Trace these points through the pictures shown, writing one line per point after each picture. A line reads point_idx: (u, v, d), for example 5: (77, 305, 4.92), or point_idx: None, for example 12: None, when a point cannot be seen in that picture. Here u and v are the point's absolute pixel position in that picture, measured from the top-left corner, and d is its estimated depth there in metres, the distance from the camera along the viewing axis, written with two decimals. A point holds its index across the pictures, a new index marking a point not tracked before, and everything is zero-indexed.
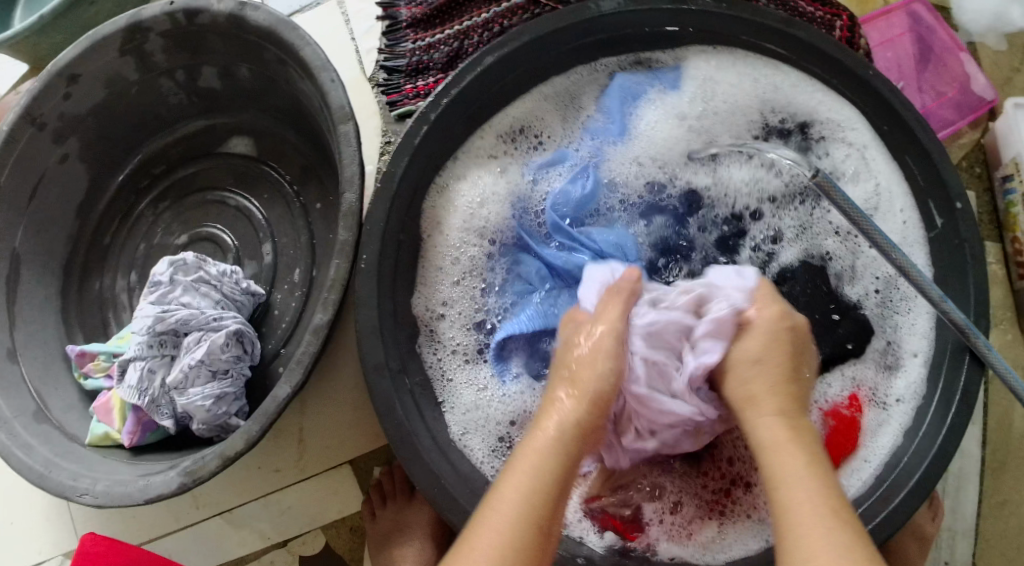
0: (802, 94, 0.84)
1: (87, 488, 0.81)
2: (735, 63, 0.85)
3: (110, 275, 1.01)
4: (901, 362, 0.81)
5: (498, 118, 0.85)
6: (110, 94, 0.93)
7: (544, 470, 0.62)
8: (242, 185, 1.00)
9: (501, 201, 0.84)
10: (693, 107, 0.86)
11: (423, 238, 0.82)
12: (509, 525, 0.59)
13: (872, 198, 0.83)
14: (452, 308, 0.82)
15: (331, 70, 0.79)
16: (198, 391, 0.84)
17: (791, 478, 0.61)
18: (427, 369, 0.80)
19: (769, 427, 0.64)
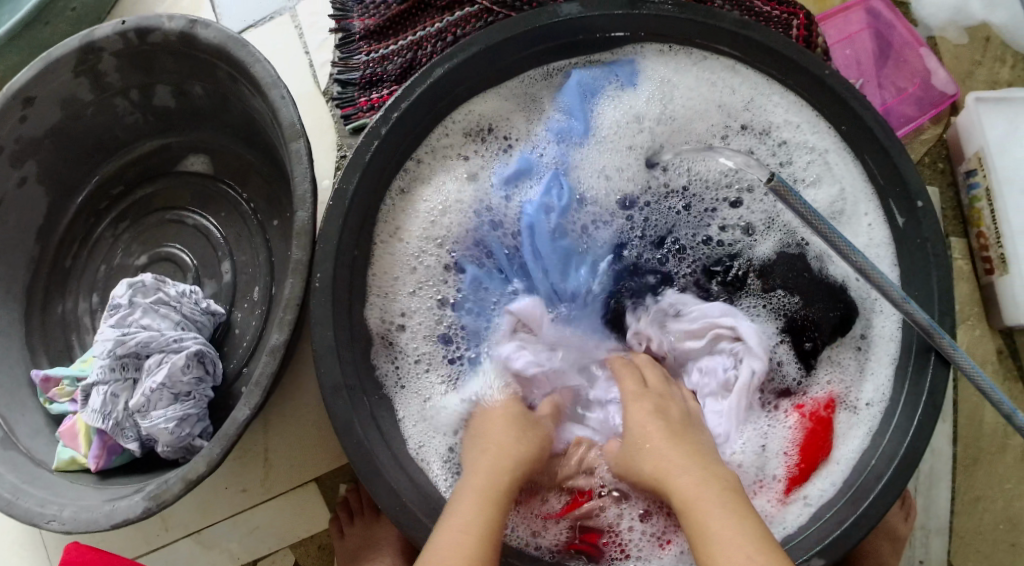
0: (762, 94, 0.84)
1: (54, 514, 0.80)
2: (694, 64, 0.85)
3: (72, 298, 1.00)
4: (871, 364, 0.80)
5: (459, 120, 0.84)
6: (66, 115, 0.92)
7: (492, 479, 0.70)
8: (201, 202, 1.00)
9: (461, 206, 0.83)
10: (653, 108, 0.85)
11: (378, 245, 0.81)
12: (469, 529, 0.66)
13: (837, 200, 0.83)
14: (413, 318, 0.81)
15: (281, 87, 0.78)
16: (161, 414, 0.83)
17: (712, 525, 0.63)
18: (382, 377, 0.79)
19: (684, 484, 0.67)
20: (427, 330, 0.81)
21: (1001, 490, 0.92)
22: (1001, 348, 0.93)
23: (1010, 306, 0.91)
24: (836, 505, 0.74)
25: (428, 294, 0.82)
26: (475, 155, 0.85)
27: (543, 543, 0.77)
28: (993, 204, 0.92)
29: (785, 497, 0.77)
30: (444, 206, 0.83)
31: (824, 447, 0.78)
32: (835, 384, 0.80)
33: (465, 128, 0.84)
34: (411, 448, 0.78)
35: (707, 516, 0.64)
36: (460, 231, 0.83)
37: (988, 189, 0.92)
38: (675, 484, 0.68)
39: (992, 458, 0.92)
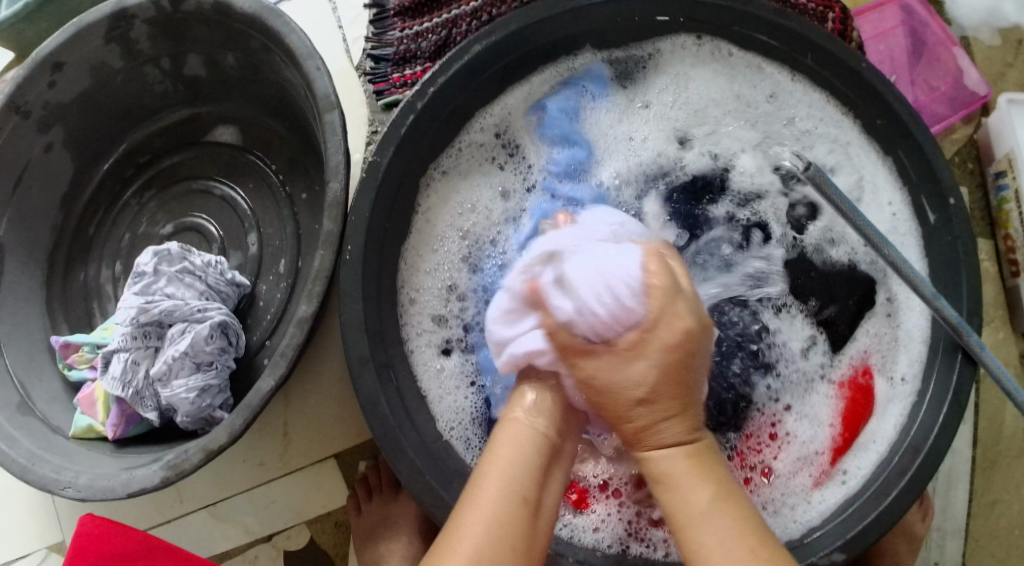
0: (785, 90, 0.85)
1: (70, 481, 0.80)
2: (713, 57, 0.85)
3: (95, 266, 1.00)
4: (905, 342, 0.80)
5: (480, 121, 0.84)
6: (95, 81, 0.92)
7: (516, 462, 0.62)
8: (228, 174, 0.99)
9: (490, 208, 0.84)
10: (662, 98, 0.86)
11: (414, 233, 0.82)
12: (496, 505, 0.59)
13: (858, 189, 0.83)
14: (421, 302, 0.81)
15: (316, 59, 0.78)
16: (182, 383, 0.83)
17: (699, 521, 0.57)
18: (415, 362, 0.79)
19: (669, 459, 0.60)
20: (441, 328, 0.81)
21: (1018, 493, 0.92)
22: None
23: None
24: (877, 480, 0.75)
25: (438, 285, 0.82)
26: (511, 164, 0.85)
27: (585, 533, 0.75)
28: (1022, 206, 0.92)
29: (829, 469, 0.78)
30: (464, 201, 0.83)
31: (863, 414, 0.79)
32: (870, 352, 0.81)
33: (481, 130, 0.84)
34: (444, 433, 0.77)
35: (694, 493, 0.59)
36: (483, 230, 0.83)
37: (1017, 191, 0.92)
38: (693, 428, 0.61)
39: (1011, 460, 0.92)
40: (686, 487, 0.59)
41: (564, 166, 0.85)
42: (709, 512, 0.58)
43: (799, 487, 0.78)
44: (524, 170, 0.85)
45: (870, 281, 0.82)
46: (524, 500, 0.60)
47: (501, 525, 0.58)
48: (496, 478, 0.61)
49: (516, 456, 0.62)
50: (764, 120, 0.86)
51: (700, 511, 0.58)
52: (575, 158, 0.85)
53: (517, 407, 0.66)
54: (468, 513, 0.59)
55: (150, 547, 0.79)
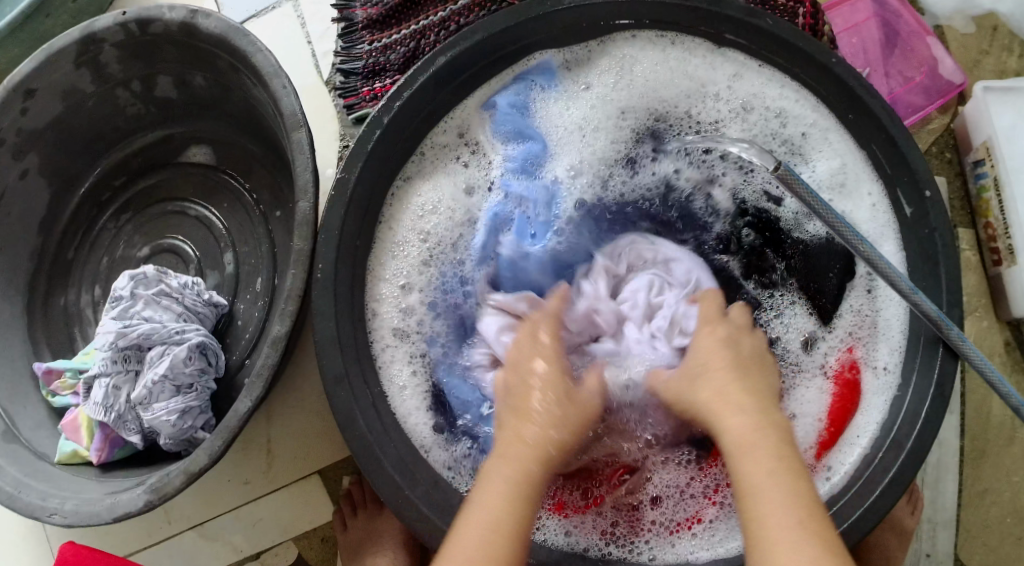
0: (751, 81, 0.84)
1: (56, 508, 0.80)
2: (675, 49, 0.84)
3: (75, 290, 1.00)
4: (885, 331, 0.80)
5: (442, 126, 0.83)
6: (67, 106, 0.92)
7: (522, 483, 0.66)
8: (203, 194, 0.99)
9: (453, 210, 0.83)
10: (606, 79, 0.85)
11: (378, 241, 0.81)
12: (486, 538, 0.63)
13: (838, 177, 0.83)
14: (385, 312, 0.80)
15: (282, 77, 0.78)
16: (163, 406, 0.83)
17: (765, 506, 0.61)
18: (386, 374, 0.78)
19: (738, 430, 0.65)
20: (404, 341, 0.80)
21: (1007, 482, 0.91)
22: (1009, 340, 0.93)
23: (1017, 296, 0.90)
24: (858, 478, 0.74)
25: (407, 294, 0.81)
26: (473, 165, 0.84)
27: (558, 539, 0.75)
28: (1001, 194, 0.91)
29: (815, 465, 0.77)
30: (427, 204, 0.82)
31: (850, 406, 0.79)
32: (852, 341, 0.80)
33: (445, 132, 0.83)
34: (419, 445, 0.76)
35: (766, 483, 0.62)
36: (448, 232, 0.82)
37: (996, 179, 0.91)
38: (728, 428, 0.66)
39: (1000, 450, 0.92)
40: (747, 469, 0.63)
41: (519, 161, 0.84)
42: (777, 470, 0.62)
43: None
44: (485, 168, 0.84)
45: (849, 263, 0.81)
46: (515, 529, 0.63)
47: (497, 534, 0.63)
48: (498, 478, 0.66)
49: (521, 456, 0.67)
50: (731, 109, 0.85)
51: (774, 516, 0.60)
52: (529, 152, 0.84)
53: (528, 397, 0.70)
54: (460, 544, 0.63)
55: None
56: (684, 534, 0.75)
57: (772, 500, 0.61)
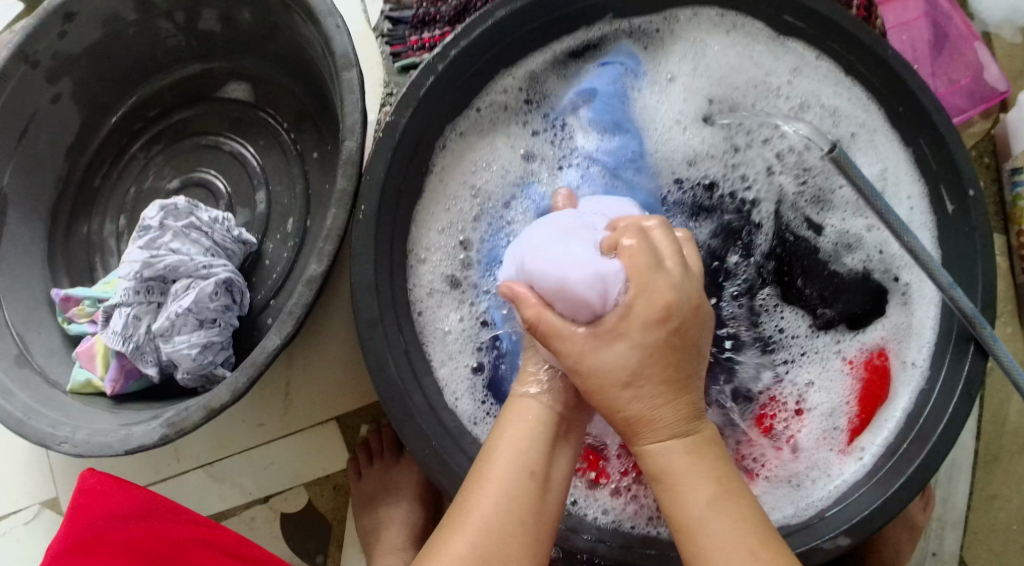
0: (808, 70, 0.84)
1: (67, 436, 0.79)
2: (735, 30, 0.85)
3: (99, 219, 0.98)
4: (918, 332, 0.80)
5: (504, 81, 0.83)
6: (107, 33, 0.90)
7: (526, 446, 0.63)
8: (238, 131, 0.98)
9: (507, 168, 0.83)
10: (684, 67, 0.85)
11: (428, 186, 0.80)
12: (500, 498, 0.60)
13: (879, 179, 0.83)
14: (432, 259, 0.80)
15: (336, 16, 0.77)
16: (184, 339, 0.82)
17: (705, 515, 0.60)
18: (420, 322, 0.78)
19: (688, 439, 0.62)
20: (454, 292, 0.80)
21: (1018, 489, 0.91)
22: None
23: None
24: (885, 463, 0.76)
25: (451, 244, 0.81)
26: (538, 124, 0.85)
27: (587, 509, 0.75)
28: None
29: (845, 447, 0.79)
30: (486, 159, 0.83)
31: (880, 395, 0.79)
32: (888, 338, 0.81)
33: (507, 89, 0.83)
34: (448, 399, 0.76)
35: (701, 490, 0.61)
36: (497, 186, 0.83)
37: None
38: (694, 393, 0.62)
39: (1014, 456, 0.92)
40: (696, 477, 0.61)
41: (599, 126, 0.84)
42: (714, 502, 0.60)
43: (821, 462, 0.78)
44: (566, 142, 0.85)
45: (882, 287, 0.82)
46: (526, 486, 0.61)
47: (496, 535, 0.58)
48: (500, 472, 0.61)
49: (523, 443, 0.62)
50: (787, 97, 0.85)
51: (710, 533, 0.59)
52: (623, 143, 0.84)
53: (525, 390, 0.66)
54: (478, 498, 0.60)
55: (147, 510, 0.77)
56: None
57: (728, 515, 0.60)
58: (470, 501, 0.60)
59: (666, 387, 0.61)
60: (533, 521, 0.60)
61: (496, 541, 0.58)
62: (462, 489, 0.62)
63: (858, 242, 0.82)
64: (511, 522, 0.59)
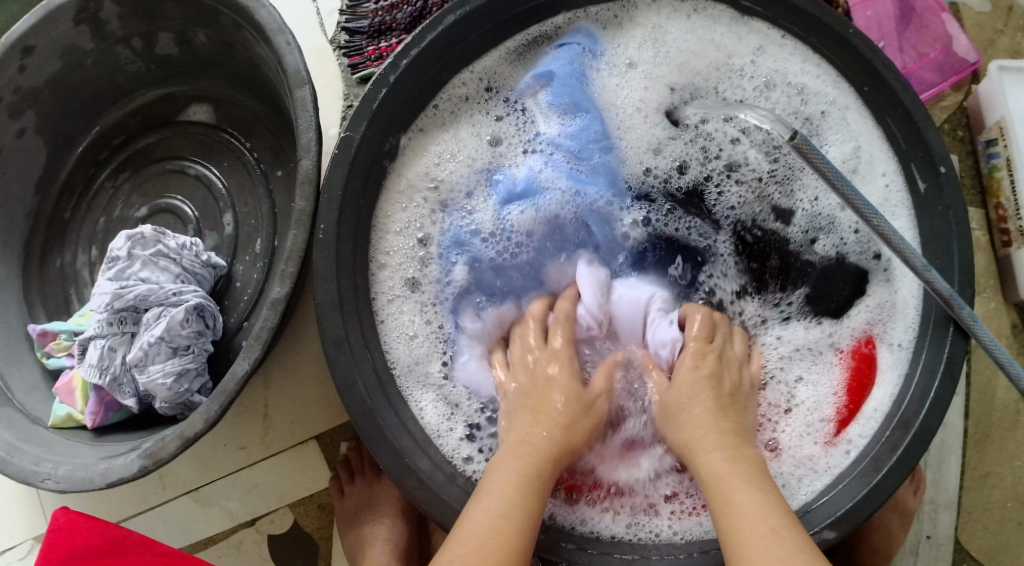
0: (774, 50, 0.83)
1: (49, 472, 0.79)
2: (696, 15, 0.84)
3: (71, 251, 0.98)
4: (897, 315, 0.79)
5: (463, 78, 0.82)
6: (66, 64, 0.90)
7: (512, 491, 0.65)
8: (203, 153, 0.98)
9: (472, 164, 0.82)
10: (645, 52, 0.84)
11: (385, 191, 0.79)
12: (477, 543, 0.62)
13: (850, 158, 0.82)
14: (393, 261, 0.79)
15: (287, 33, 0.77)
16: (159, 368, 0.82)
17: (738, 512, 0.63)
18: (383, 332, 0.77)
19: (710, 464, 0.68)
20: (414, 295, 0.79)
21: (1011, 466, 0.90)
22: (1016, 322, 0.92)
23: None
24: (872, 450, 0.74)
25: (409, 243, 0.80)
26: (501, 116, 0.84)
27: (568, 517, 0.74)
28: (1014, 173, 0.90)
29: (832, 439, 0.77)
30: (448, 152, 0.82)
31: (867, 382, 0.78)
32: (874, 321, 0.80)
33: (462, 85, 0.82)
34: (409, 404, 0.76)
35: (741, 500, 0.64)
36: (458, 183, 0.82)
37: (1009, 158, 0.90)
38: (702, 462, 0.68)
39: (1004, 433, 0.91)
40: (727, 490, 0.65)
41: (563, 114, 0.83)
42: (757, 500, 0.64)
43: (805, 457, 0.76)
44: (528, 127, 0.84)
45: (862, 267, 0.81)
46: (514, 534, 0.63)
47: None
48: (472, 522, 0.64)
49: (521, 481, 0.66)
50: (755, 78, 0.83)
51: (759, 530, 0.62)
52: (584, 123, 0.83)
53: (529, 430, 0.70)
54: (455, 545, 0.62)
55: (119, 543, 0.78)
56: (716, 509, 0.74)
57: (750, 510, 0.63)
58: (448, 551, 0.62)
59: (712, 406, 0.72)
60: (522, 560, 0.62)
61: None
62: (462, 520, 0.64)
63: (831, 224, 0.81)
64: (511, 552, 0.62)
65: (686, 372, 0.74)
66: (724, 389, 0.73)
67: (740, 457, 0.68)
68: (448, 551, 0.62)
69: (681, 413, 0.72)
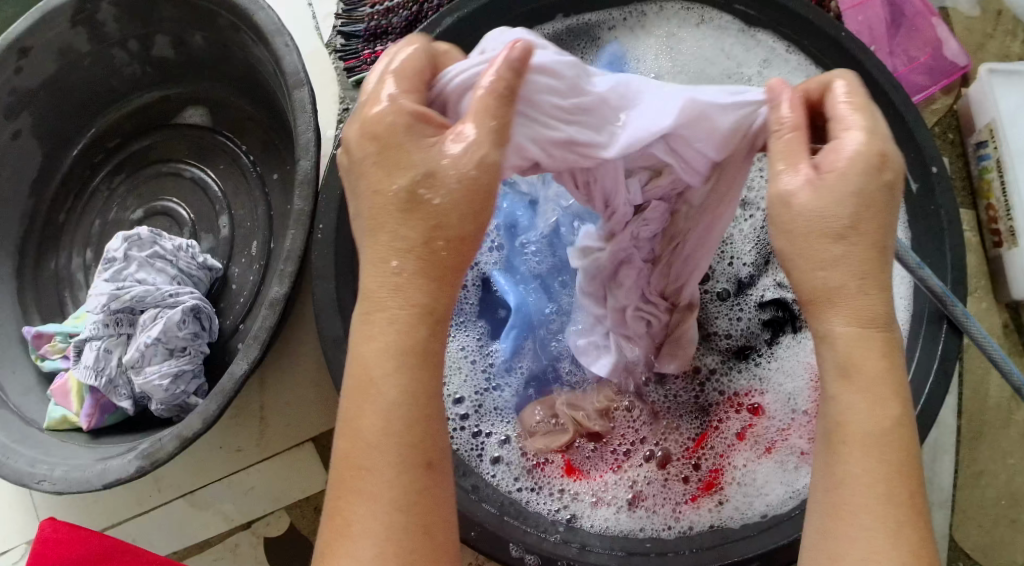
0: (781, 61, 0.83)
1: (45, 474, 0.79)
2: (703, 21, 0.85)
3: (66, 253, 0.98)
4: None
5: None
6: (62, 66, 0.90)
7: (405, 372, 0.53)
8: (198, 155, 0.98)
9: None
10: (664, 66, 0.86)
11: None
12: (388, 470, 0.52)
13: None
14: None
15: (284, 35, 0.77)
16: (155, 370, 0.81)
17: (866, 439, 0.53)
18: None
19: (848, 345, 0.53)
20: None
21: (1003, 463, 0.91)
22: (1008, 322, 0.93)
23: (1017, 279, 0.90)
24: None
25: None
26: None
27: (548, 508, 0.75)
28: (1003, 175, 0.91)
29: None
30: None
31: None
32: None
33: None
34: None
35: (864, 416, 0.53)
36: None
37: (999, 160, 0.91)
38: (839, 338, 0.54)
39: (997, 431, 0.92)
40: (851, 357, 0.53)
41: None
42: (884, 432, 0.53)
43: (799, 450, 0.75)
44: None
45: None
46: (418, 430, 0.53)
47: (389, 517, 0.51)
48: (377, 447, 0.52)
49: (397, 402, 0.52)
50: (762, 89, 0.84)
51: (866, 487, 0.52)
52: None
53: (378, 306, 0.53)
54: (363, 477, 0.52)
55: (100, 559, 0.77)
56: (704, 502, 0.75)
57: (851, 456, 0.53)
58: (360, 483, 0.52)
59: (863, 269, 0.54)
60: (427, 542, 0.52)
61: (399, 530, 0.51)
62: (349, 463, 0.53)
63: None
64: (410, 502, 0.52)
65: (850, 166, 0.54)
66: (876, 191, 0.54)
67: (870, 344, 0.53)
68: (359, 482, 0.52)
69: (812, 237, 0.54)
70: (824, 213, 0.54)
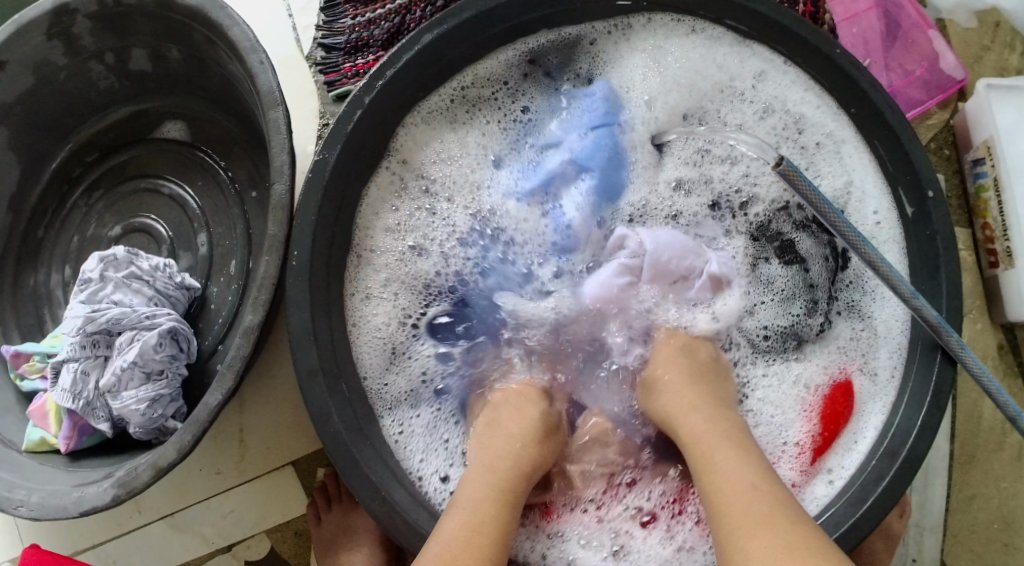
0: (776, 74, 0.81)
1: (22, 500, 0.77)
2: (692, 34, 0.82)
3: (45, 269, 0.96)
4: (879, 356, 0.78)
5: (455, 83, 0.81)
6: (39, 80, 0.88)
7: (491, 469, 0.68)
8: (177, 171, 0.96)
9: (455, 167, 0.82)
10: (650, 83, 0.83)
11: (367, 197, 0.79)
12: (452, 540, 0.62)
13: (843, 194, 0.80)
14: (377, 258, 0.79)
15: (259, 52, 0.75)
16: (132, 394, 0.80)
17: (720, 466, 0.63)
18: (360, 349, 0.77)
19: (692, 426, 0.68)
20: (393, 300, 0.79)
21: (996, 487, 0.90)
22: (1002, 343, 0.91)
23: (1012, 300, 0.88)
24: (857, 480, 0.72)
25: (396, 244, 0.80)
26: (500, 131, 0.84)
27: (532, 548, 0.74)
28: (1000, 194, 0.89)
29: (811, 469, 0.76)
30: (454, 157, 0.82)
31: (844, 412, 0.77)
32: (849, 362, 0.79)
33: (463, 90, 0.82)
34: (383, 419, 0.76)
35: (723, 458, 0.63)
36: (444, 185, 0.82)
37: (996, 179, 0.89)
38: (683, 424, 0.69)
39: (990, 455, 0.90)
40: (686, 425, 0.69)
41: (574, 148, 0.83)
42: (739, 459, 0.63)
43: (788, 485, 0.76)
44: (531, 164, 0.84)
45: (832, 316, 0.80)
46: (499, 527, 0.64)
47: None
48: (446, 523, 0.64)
49: (479, 483, 0.67)
50: (758, 106, 0.83)
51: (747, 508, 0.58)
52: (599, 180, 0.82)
53: (505, 420, 0.74)
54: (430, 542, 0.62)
55: None
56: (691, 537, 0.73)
57: (717, 477, 0.62)
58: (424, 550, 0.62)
59: (689, 378, 0.73)
60: None
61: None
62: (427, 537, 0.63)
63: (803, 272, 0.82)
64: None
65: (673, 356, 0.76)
66: (696, 361, 0.76)
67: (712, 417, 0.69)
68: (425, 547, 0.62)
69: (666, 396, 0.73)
70: (666, 385, 0.74)
